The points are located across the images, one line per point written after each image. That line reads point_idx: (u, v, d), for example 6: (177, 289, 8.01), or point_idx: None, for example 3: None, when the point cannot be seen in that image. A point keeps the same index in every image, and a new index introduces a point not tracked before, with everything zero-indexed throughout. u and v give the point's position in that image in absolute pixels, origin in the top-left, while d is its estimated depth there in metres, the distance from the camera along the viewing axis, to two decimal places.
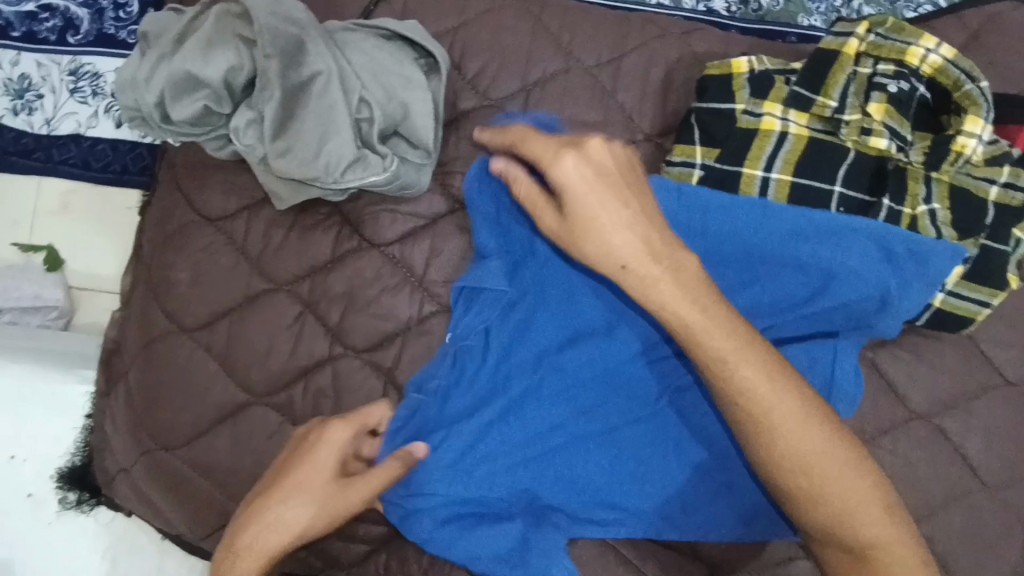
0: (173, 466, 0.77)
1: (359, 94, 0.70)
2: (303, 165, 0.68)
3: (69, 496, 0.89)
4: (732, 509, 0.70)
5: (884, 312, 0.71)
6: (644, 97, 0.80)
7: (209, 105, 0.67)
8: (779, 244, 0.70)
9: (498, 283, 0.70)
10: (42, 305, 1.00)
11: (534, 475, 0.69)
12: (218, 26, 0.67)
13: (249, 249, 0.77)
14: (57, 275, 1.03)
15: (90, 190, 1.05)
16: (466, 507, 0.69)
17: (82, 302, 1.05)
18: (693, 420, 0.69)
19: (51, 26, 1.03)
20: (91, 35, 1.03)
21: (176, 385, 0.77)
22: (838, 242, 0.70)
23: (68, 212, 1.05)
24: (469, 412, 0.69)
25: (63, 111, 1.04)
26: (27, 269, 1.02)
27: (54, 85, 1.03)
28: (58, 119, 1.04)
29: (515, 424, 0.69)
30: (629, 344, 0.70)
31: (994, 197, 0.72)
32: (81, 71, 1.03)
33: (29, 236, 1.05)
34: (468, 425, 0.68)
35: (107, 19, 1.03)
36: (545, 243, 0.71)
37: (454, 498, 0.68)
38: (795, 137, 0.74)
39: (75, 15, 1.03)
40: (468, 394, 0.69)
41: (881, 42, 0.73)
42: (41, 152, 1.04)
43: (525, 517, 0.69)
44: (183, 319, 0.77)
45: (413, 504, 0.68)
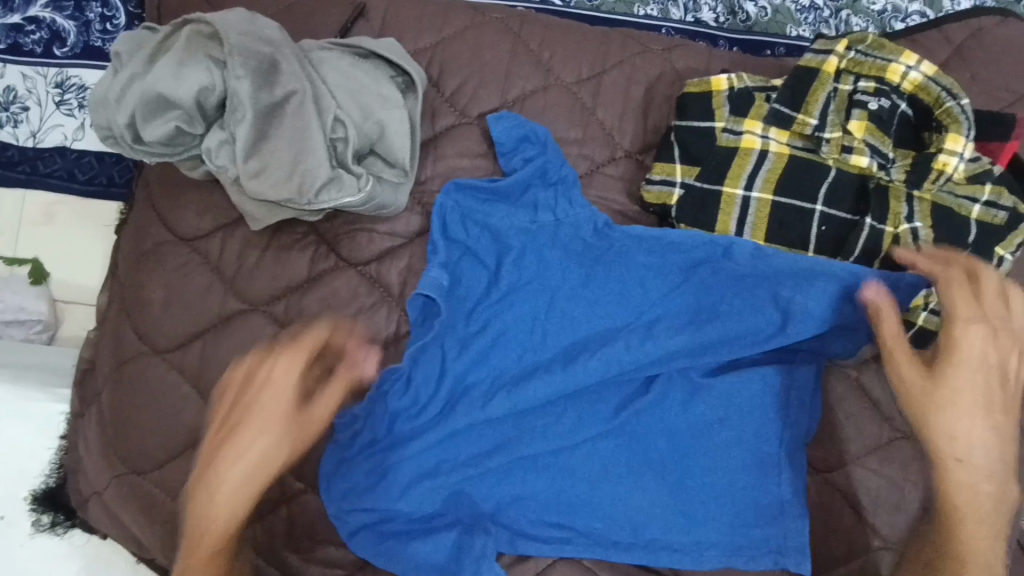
0: (144, 489, 0.75)
1: (334, 113, 0.69)
2: (277, 187, 0.67)
3: (43, 518, 0.87)
4: (679, 534, 0.72)
5: (836, 340, 0.73)
6: (625, 114, 0.80)
7: (181, 126, 0.66)
8: (734, 279, 0.73)
9: (455, 310, 0.73)
10: (26, 318, 0.99)
11: (478, 491, 0.71)
12: (190, 46, 0.66)
13: (224, 268, 0.76)
14: (41, 288, 1.01)
15: (78, 203, 1.03)
16: (406, 519, 0.71)
17: (66, 314, 1.03)
18: (642, 440, 0.73)
19: (37, 38, 1.02)
20: (78, 48, 1.02)
21: (148, 407, 0.76)
22: (798, 281, 0.71)
23: (53, 224, 1.04)
24: (422, 430, 0.72)
25: (49, 124, 1.02)
26: (10, 281, 1.00)
27: (40, 97, 1.02)
28: (44, 132, 1.02)
29: (463, 442, 0.72)
30: (587, 369, 0.72)
31: (976, 216, 0.71)
32: (67, 84, 1.02)
33: (12, 249, 1.03)
34: (419, 443, 0.71)
35: (94, 31, 1.02)
36: (509, 274, 0.74)
37: (398, 512, 0.71)
38: (776, 155, 0.74)
39: (63, 28, 1.02)
40: (422, 414, 0.72)
41: (861, 59, 0.73)
42: (26, 165, 1.03)
43: (459, 528, 0.70)
44: (156, 340, 0.76)
45: (359, 519, 0.71)
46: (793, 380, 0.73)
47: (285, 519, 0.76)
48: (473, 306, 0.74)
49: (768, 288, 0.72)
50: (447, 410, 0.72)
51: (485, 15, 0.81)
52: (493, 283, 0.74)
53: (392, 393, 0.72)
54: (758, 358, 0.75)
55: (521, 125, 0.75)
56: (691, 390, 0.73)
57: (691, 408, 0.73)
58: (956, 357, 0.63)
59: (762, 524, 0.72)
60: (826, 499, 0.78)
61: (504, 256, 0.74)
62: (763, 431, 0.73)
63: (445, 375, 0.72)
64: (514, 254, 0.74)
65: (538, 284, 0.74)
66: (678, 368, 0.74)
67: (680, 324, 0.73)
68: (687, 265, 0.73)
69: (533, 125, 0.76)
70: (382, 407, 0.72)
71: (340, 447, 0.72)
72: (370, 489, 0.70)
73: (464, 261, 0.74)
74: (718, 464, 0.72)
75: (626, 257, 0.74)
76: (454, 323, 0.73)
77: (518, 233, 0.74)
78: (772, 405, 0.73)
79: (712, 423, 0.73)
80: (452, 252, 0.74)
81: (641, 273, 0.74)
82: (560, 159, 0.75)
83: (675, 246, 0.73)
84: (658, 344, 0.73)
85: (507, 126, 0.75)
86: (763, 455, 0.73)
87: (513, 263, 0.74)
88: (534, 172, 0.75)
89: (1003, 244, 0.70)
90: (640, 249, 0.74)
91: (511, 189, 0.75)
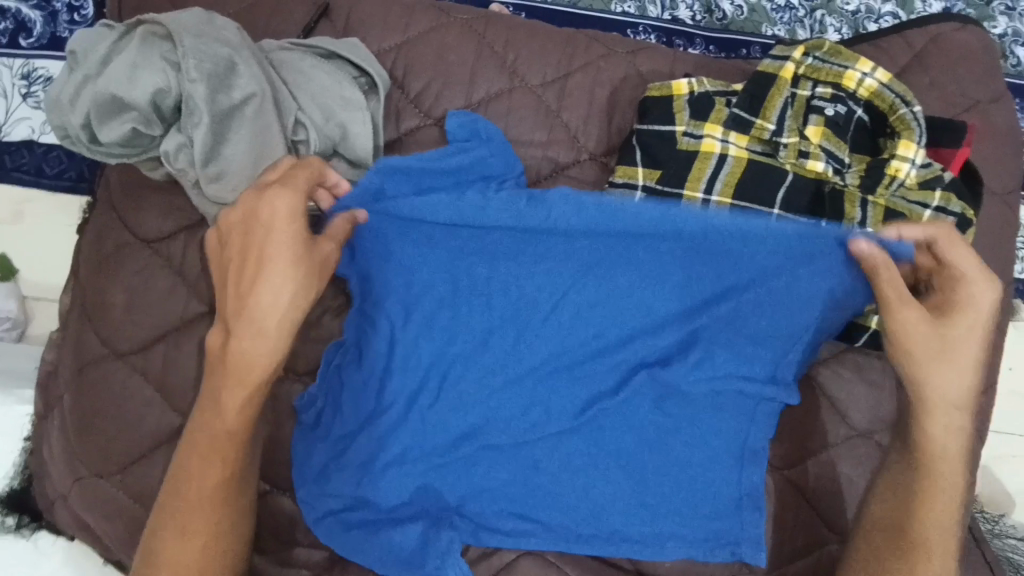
0: (107, 493, 0.75)
1: (295, 116, 0.69)
2: (237, 191, 0.67)
3: (8, 520, 0.86)
4: (640, 526, 0.74)
5: (790, 299, 0.72)
6: (590, 117, 0.80)
7: (138, 127, 0.66)
8: (682, 245, 0.72)
9: (409, 289, 0.72)
10: None
11: (444, 481, 0.71)
12: (144, 48, 0.66)
13: (187, 271, 0.76)
14: (10, 284, 1.00)
15: (48, 197, 1.01)
16: (374, 509, 0.71)
17: (38, 312, 1.01)
18: (608, 437, 0.73)
19: (2, 29, 1.00)
20: (45, 39, 1.00)
21: (110, 411, 0.75)
22: (743, 239, 0.71)
23: (21, 220, 1.01)
24: (383, 415, 0.71)
25: (15, 116, 1.00)
26: None
27: (5, 89, 1.00)
28: (10, 124, 1.00)
29: (426, 430, 0.71)
30: (549, 354, 0.72)
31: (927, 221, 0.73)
32: (34, 76, 1.00)
33: None
34: (380, 427, 0.71)
35: (61, 22, 1.00)
36: (463, 246, 0.72)
37: (359, 498, 0.71)
38: (735, 159, 0.75)
39: (28, 18, 1.00)
40: (383, 399, 0.71)
41: (819, 65, 0.75)
42: None
43: (425, 519, 0.72)
44: (118, 343, 0.76)
45: (326, 505, 0.72)
46: (760, 382, 0.74)
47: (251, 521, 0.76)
48: (419, 289, 0.71)
49: (712, 247, 0.72)
50: (407, 400, 0.71)
51: (450, 15, 0.81)
52: (441, 262, 0.72)
53: (348, 379, 0.73)
54: (717, 338, 0.74)
55: (474, 122, 0.76)
56: (659, 390, 0.74)
57: (653, 404, 0.73)
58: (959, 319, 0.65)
59: (721, 517, 0.74)
60: (786, 495, 0.79)
61: (443, 233, 0.72)
62: (726, 430, 0.74)
63: (403, 363, 0.71)
64: (455, 231, 0.73)
65: (493, 265, 0.72)
66: (645, 367, 0.74)
67: (650, 317, 0.73)
68: (633, 233, 0.72)
69: (483, 123, 0.76)
70: (340, 394, 0.73)
71: (310, 433, 0.74)
72: (336, 478, 0.71)
73: (401, 237, 0.72)
74: (681, 462, 0.73)
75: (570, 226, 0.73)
76: (401, 310, 0.72)
77: (451, 213, 0.72)
78: (734, 406, 0.74)
79: (678, 422, 0.73)
80: (413, 236, 0.72)
81: (604, 259, 0.72)
82: (502, 155, 0.75)
83: (617, 213, 0.72)
84: (622, 337, 0.73)
85: (459, 124, 0.75)
86: (724, 454, 0.74)
87: (459, 242, 0.73)
88: (472, 164, 0.74)
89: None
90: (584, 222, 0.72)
91: (456, 172, 0.74)
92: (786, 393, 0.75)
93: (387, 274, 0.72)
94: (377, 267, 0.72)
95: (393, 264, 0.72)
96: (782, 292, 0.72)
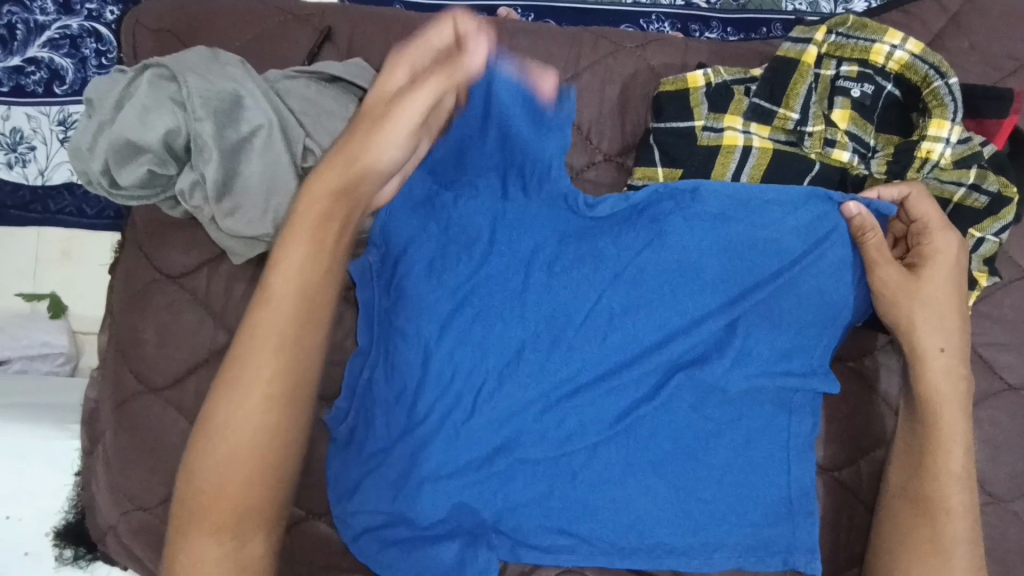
0: (154, 524, 0.77)
1: (304, 143, 0.70)
2: (252, 223, 0.69)
3: (66, 551, 0.88)
4: (686, 536, 0.70)
5: (825, 284, 0.69)
6: (601, 117, 0.78)
7: (153, 168, 0.68)
8: (712, 234, 0.70)
9: (440, 302, 0.70)
10: (48, 352, 1.01)
11: (478, 494, 0.69)
12: (152, 91, 0.67)
13: (213, 302, 0.78)
14: (60, 321, 1.04)
15: (91, 237, 1.05)
16: (410, 526, 0.69)
17: (87, 346, 1.06)
18: (647, 445, 0.70)
19: (37, 78, 1.04)
20: (77, 84, 1.04)
21: (149, 445, 0.77)
22: (768, 220, 0.69)
23: (69, 259, 1.05)
24: (413, 431, 0.69)
25: (55, 162, 1.04)
26: (33, 319, 1.03)
27: (44, 136, 1.04)
28: (51, 169, 1.04)
29: (458, 444, 0.69)
30: (582, 360, 0.70)
31: (959, 200, 0.69)
32: (70, 121, 1.04)
33: (33, 284, 1.06)
34: (408, 445, 0.69)
35: (91, 67, 1.04)
36: (492, 254, 0.71)
37: (395, 515, 0.69)
38: (759, 151, 0.71)
39: (60, 66, 1.03)
40: (413, 414, 0.70)
41: (843, 42, 0.71)
42: (38, 204, 1.04)
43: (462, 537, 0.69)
44: (152, 379, 0.78)
45: (363, 522, 0.70)
46: (800, 375, 0.70)
47: (289, 547, 0.75)
48: (451, 303, 0.70)
49: (740, 235, 0.69)
50: (440, 416, 0.69)
51: None
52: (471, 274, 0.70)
53: (379, 395, 0.71)
54: (750, 331, 0.70)
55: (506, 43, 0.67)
56: (699, 393, 0.70)
57: (689, 405, 0.70)
58: (947, 283, 0.67)
59: (770, 523, 0.71)
60: (838, 498, 0.75)
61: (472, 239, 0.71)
62: (770, 427, 0.71)
63: (431, 379, 0.70)
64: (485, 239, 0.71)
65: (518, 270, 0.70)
66: (682, 368, 0.71)
67: (684, 318, 0.70)
68: (661, 228, 0.70)
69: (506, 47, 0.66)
70: (374, 410, 0.71)
71: (345, 457, 0.72)
72: (371, 495, 0.70)
73: (431, 245, 0.72)
74: (725, 467, 0.70)
75: (602, 220, 0.72)
76: (432, 326, 0.70)
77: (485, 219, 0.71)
78: (774, 402, 0.71)
79: (720, 426, 0.70)
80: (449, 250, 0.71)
81: (635, 259, 0.70)
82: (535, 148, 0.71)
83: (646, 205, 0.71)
84: (657, 341, 0.71)
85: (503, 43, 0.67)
86: (769, 456, 0.71)
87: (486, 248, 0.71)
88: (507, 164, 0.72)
89: (979, 227, 0.70)
90: (612, 217, 0.72)
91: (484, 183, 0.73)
92: (825, 382, 0.70)
93: (421, 291, 0.71)
94: (420, 290, 0.71)
95: (425, 279, 0.71)
96: (818, 279, 0.69)
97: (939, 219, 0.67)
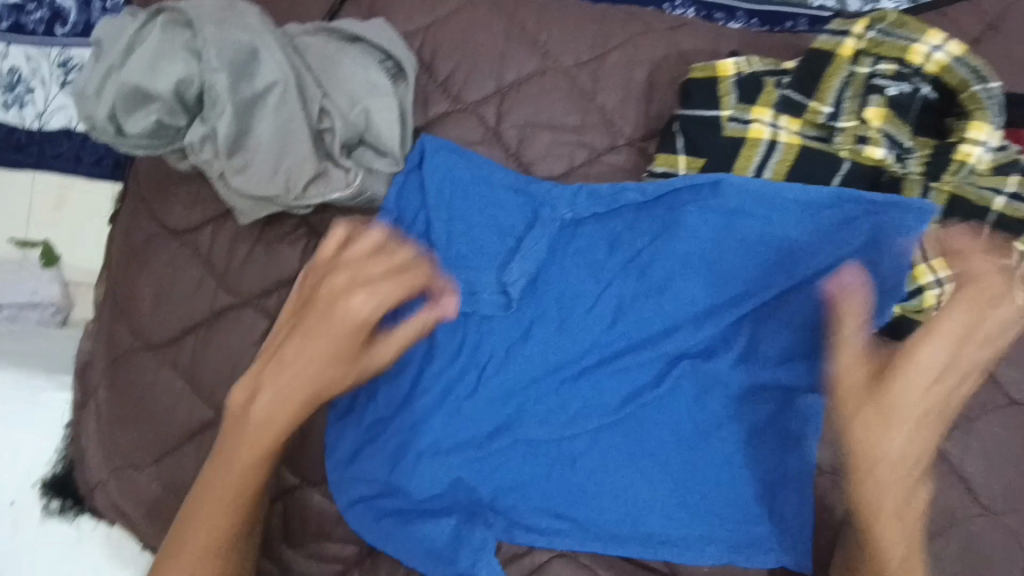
0: (144, 483, 0.76)
1: (320, 103, 0.67)
2: (263, 183, 0.67)
3: (52, 503, 0.83)
4: (682, 528, 0.69)
5: None
6: (627, 98, 0.76)
7: (163, 118, 0.65)
8: (729, 227, 0.68)
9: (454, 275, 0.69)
10: (39, 301, 0.98)
11: (475, 471, 0.69)
12: (165, 37, 0.65)
13: (215, 261, 0.76)
14: (53, 270, 1.01)
15: (86, 186, 1.02)
16: (407, 498, 0.69)
17: (80, 296, 1.02)
18: (647, 433, 0.70)
19: (38, 17, 0.99)
20: (79, 26, 0.99)
21: (145, 402, 0.76)
22: (788, 217, 0.68)
23: (63, 206, 1.02)
24: (413, 403, 0.69)
25: (54, 105, 1.00)
26: (24, 266, 1.00)
27: (43, 78, 1.00)
28: (49, 113, 1.00)
29: (458, 418, 0.69)
30: (585, 342, 0.70)
31: (999, 208, 0.67)
32: (70, 64, 1.00)
33: (24, 230, 1.03)
34: (408, 416, 0.69)
35: (95, 9, 0.99)
36: (511, 236, 0.70)
37: (390, 487, 0.69)
38: (786, 146, 0.70)
39: (63, 6, 0.99)
40: (415, 387, 0.69)
41: (882, 38, 0.68)
42: (34, 148, 1.01)
43: (459, 514, 0.69)
44: (151, 336, 0.76)
45: (358, 491, 0.70)
46: (805, 375, 0.69)
47: (282, 513, 0.74)
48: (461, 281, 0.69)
49: (758, 230, 0.68)
50: (443, 389, 0.69)
51: None
52: (481, 250, 0.70)
53: None
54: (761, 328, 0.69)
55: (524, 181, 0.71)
56: (702, 384, 0.70)
57: (693, 396, 0.70)
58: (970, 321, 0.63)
59: (766, 521, 0.70)
60: None
61: (481, 214, 0.70)
62: (774, 425, 0.70)
63: (436, 353, 0.69)
64: (497, 213, 0.70)
65: (536, 246, 0.69)
66: (687, 358, 0.70)
67: (693, 307, 0.69)
68: (679, 217, 0.69)
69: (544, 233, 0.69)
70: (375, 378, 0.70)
71: (345, 424, 0.71)
72: (368, 463, 0.69)
73: (443, 219, 0.70)
74: (724, 463, 0.70)
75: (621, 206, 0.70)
76: None
77: (499, 198, 0.71)
78: (779, 400, 0.70)
79: (720, 421, 0.70)
80: (458, 230, 0.70)
81: (650, 246, 0.69)
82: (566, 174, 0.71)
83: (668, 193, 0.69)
84: (662, 329, 0.70)
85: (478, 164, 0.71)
86: (771, 455, 0.70)
87: (500, 228, 0.70)
88: None
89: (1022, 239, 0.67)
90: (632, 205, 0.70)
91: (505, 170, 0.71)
92: None
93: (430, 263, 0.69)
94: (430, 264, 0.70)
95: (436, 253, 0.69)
96: (838, 280, 0.68)
97: (920, 350, 0.62)
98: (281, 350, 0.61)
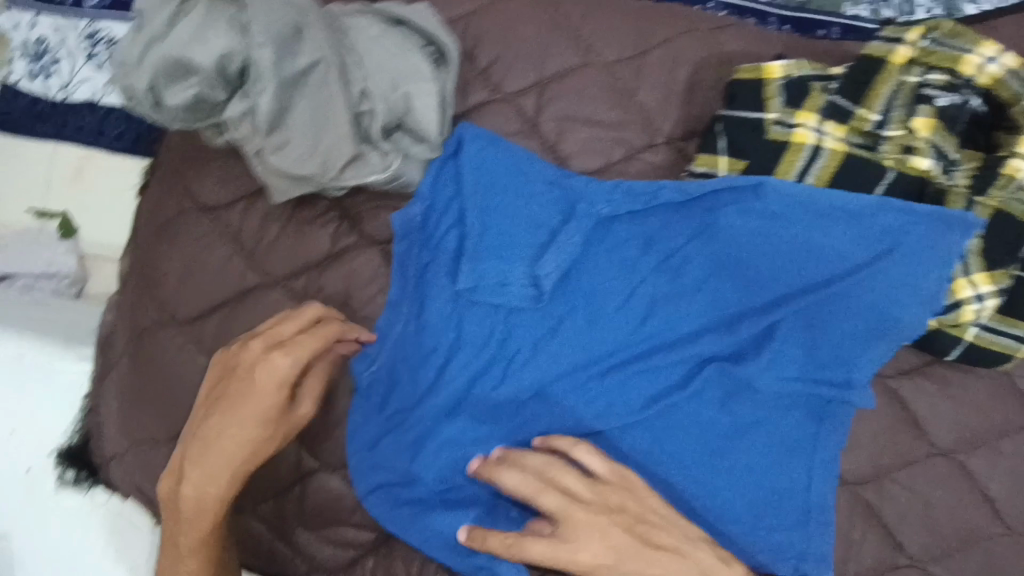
0: (162, 458, 0.76)
1: (361, 85, 0.67)
2: (300, 162, 0.66)
3: (67, 473, 0.82)
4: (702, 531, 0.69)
5: (881, 297, 0.67)
6: (667, 97, 0.75)
7: (203, 92, 0.64)
8: (767, 231, 0.68)
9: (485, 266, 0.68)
10: (54, 272, 0.96)
11: None
12: (210, 9, 0.64)
13: (244, 240, 0.75)
14: (71, 241, 1.00)
15: (106, 158, 1.01)
16: (428, 487, 0.69)
17: (94, 269, 1.01)
18: (669, 437, 0.69)
19: None
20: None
21: (166, 378, 0.76)
22: (827, 224, 0.67)
23: (85, 178, 1.02)
24: (438, 392, 0.69)
25: (79, 77, 1.00)
26: (41, 235, 0.99)
27: (71, 49, 1.00)
28: (74, 85, 1.00)
29: (483, 410, 0.69)
30: (613, 340, 0.69)
31: None
32: (98, 36, 0.99)
33: (44, 200, 1.02)
34: (433, 404, 0.69)
35: None
36: (543, 229, 0.69)
37: (411, 475, 0.69)
38: (830, 153, 0.69)
39: None
40: (440, 377, 0.69)
41: (935, 48, 0.67)
42: (58, 119, 1.01)
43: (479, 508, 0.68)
44: (176, 312, 0.76)
45: (379, 478, 0.70)
46: (835, 385, 0.68)
47: (298, 495, 0.74)
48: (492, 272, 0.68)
49: (796, 236, 0.67)
50: (468, 380, 0.69)
51: None
52: (514, 242, 0.69)
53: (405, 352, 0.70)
54: (794, 335, 0.68)
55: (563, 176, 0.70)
56: (730, 389, 0.69)
57: (719, 400, 0.69)
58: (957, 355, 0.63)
59: (787, 529, 0.69)
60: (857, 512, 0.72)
61: (516, 206, 0.70)
62: (800, 433, 0.69)
63: (462, 343, 0.69)
64: (532, 206, 0.70)
65: (570, 241, 0.68)
66: (714, 361, 0.69)
67: (725, 310, 0.69)
68: (716, 219, 0.68)
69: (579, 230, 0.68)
70: (400, 366, 0.70)
71: (370, 411, 0.71)
72: (390, 450, 0.69)
73: (478, 210, 0.70)
74: (748, 468, 0.69)
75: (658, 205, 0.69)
76: (468, 286, 0.68)
77: (535, 190, 0.70)
78: (807, 409, 0.69)
79: (746, 426, 0.69)
80: (493, 221, 0.69)
81: (685, 246, 0.69)
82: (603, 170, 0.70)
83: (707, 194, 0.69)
84: (692, 331, 0.69)
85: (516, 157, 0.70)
86: (795, 464, 0.69)
87: (534, 221, 0.69)
88: None
89: None
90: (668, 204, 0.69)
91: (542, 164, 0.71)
92: (862, 396, 0.68)
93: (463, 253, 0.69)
94: (462, 254, 0.69)
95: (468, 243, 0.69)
96: (874, 290, 0.67)
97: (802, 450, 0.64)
98: (214, 415, 0.64)
